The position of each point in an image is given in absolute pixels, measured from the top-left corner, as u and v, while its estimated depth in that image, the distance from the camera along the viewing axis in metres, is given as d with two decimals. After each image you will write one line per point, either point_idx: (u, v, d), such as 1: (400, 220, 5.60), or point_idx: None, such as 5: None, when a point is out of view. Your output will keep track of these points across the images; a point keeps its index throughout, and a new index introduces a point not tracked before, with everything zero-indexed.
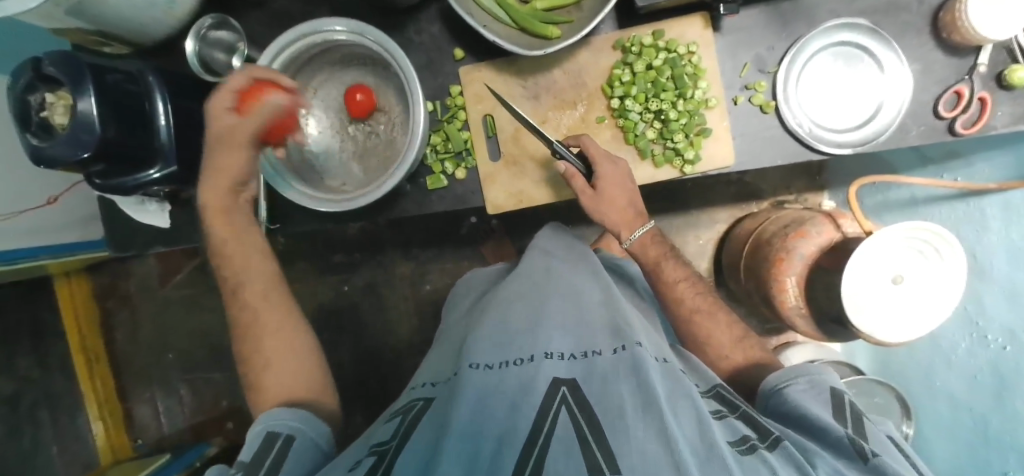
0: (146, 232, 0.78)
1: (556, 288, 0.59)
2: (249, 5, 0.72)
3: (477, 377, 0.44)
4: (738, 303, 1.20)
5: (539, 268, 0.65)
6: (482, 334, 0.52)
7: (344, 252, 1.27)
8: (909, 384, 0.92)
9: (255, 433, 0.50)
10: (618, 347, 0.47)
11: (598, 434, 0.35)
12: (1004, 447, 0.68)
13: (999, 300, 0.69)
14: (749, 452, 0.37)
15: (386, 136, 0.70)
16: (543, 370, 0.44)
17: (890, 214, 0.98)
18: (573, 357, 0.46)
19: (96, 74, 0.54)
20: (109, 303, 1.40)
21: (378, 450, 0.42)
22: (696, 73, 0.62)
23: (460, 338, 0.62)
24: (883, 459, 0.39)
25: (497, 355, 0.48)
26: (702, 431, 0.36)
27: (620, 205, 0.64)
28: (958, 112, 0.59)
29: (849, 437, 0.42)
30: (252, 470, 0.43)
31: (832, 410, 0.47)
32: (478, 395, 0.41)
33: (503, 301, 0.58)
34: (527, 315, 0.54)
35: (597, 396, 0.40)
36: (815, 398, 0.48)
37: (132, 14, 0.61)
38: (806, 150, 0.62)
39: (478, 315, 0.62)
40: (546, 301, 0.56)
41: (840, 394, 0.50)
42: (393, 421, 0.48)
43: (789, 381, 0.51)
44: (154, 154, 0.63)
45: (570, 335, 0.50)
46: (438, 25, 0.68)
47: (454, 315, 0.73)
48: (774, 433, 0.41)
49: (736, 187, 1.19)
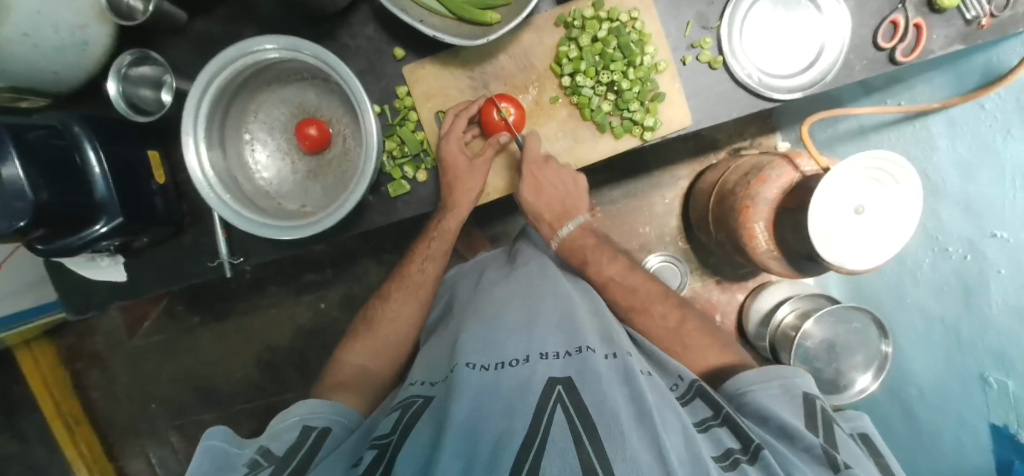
0: (98, 291, 0.74)
1: (548, 296, 0.61)
2: (167, 32, 0.67)
3: (474, 377, 0.46)
4: (709, 254, 1.24)
5: (535, 268, 0.69)
6: (477, 340, 0.53)
7: (316, 270, 1.26)
8: (883, 304, 0.97)
9: (289, 421, 0.49)
10: (610, 353, 0.50)
11: (593, 433, 0.35)
12: (977, 350, 0.72)
13: (956, 213, 0.73)
14: (731, 467, 0.38)
15: (339, 149, 0.68)
16: (539, 370, 0.45)
17: (842, 146, 1.01)
18: (568, 355, 0.48)
19: (17, 135, 0.49)
20: (79, 364, 1.34)
21: (378, 443, 0.43)
22: (641, 39, 0.61)
23: (454, 333, 0.61)
24: (854, 471, 0.39)
25: (493, 357, 0.49)
26: (689, 444, 0.38)
27: (550, 199, 0.69)
28: (896, 42, 0.59)
29: (822, 447, 0.42)
30: (287, 461, 0.43)
31: (807, 417, 0.47)
32: (476, 397, 0.42)
33: (498, 302, 0.61)
34: (519, 319, 0.56)
35: (593, 395, 0.40)
36: (787, 403, 0.49)
37: (40, 64, 0.56)
38: (758, 100, 0.62)
39: (471, 311, 0.63)
40: (540, 308, 0.58)
41: (813, 400, 0.49)
42: (392, 415, 0.47)
43: (762, 384, 0.52)
44: (96, 209, 0.59)
45: (562, 334, 0.52)
46: (372, 26, 0.65)
47: (452, 302, 0.73)
48: (757, 441, 0.41)
49: (693, 141, 1.21)
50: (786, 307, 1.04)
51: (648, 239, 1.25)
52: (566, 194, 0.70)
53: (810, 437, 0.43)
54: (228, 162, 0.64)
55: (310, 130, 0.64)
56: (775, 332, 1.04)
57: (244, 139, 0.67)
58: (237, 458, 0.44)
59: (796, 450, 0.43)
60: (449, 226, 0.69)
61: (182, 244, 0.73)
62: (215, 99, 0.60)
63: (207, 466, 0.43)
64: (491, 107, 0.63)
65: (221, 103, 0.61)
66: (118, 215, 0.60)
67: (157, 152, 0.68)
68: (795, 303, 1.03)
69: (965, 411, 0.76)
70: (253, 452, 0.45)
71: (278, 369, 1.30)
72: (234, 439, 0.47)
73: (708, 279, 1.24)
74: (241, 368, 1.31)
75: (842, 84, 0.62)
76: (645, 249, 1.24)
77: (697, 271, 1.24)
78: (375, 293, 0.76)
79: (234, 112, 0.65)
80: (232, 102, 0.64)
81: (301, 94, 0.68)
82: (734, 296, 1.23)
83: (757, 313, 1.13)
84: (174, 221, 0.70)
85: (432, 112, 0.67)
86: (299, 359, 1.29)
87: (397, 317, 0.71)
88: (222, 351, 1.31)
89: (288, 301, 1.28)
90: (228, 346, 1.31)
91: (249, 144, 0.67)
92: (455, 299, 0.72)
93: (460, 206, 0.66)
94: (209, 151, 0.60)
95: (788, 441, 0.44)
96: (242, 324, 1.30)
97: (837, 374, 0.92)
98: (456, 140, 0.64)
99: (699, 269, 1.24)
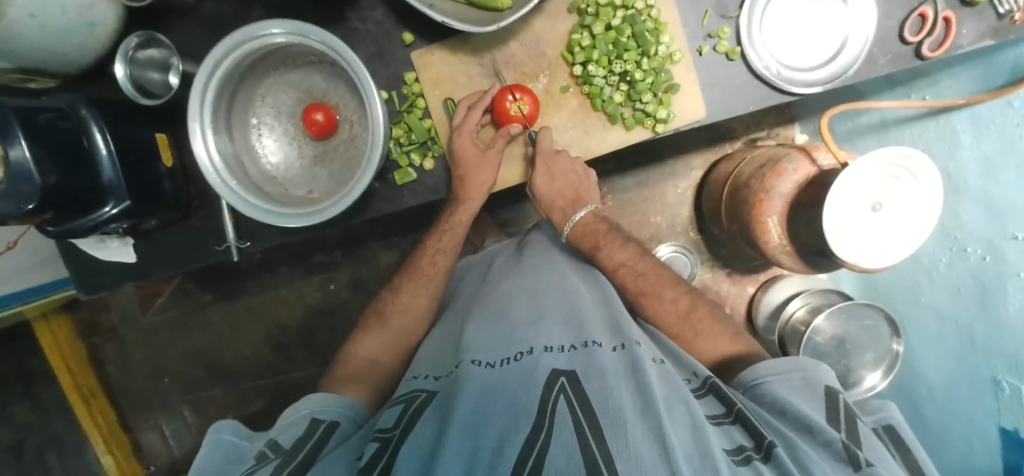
0: (109, 270, 0.75)
1: (558, 291, 0.60)
2: (174, 13, 0.66)
3: (480, 371, 0.46)
4: (720, 245, 1.22)
5: (545, 262, 0.68)
6: (485, 333, 0.53)
7: (325, 252, 1.27)
8: (896, 303, 0.95)
9: (300, 416, 0.51)
10: (618, 345, 0.50)
11: (597, 429, 0.35)
12: (991, 353, 0.71)
13: (978, 212, 0.71)
14: (744, 462, 0.37)
15: (346, 136, 0.67)
16: (544, 362, 0.45)
17: (862, 139, 0.99)
18: (573, 348, 0.48)
19: (24, 117, 0.49)
20: (95, 339, 1.37)
21: (380, 437, 0.43)
22: (657, 28, 0.59)
23: (462, 324, 0.61)
24: (876, 469, 0.38)
25: (499, 351, 0.49)
26: (698, 439, 0.37)
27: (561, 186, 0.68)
28: (924, 35, 0.57)
29: (843, 442, 0.41)
30: (293, 454, 0.44)
31: (826, 410, 0.45)
32: (480, 390, 0.42)
33: (505, 296, 0.61)
34: (526, 313, 0.55)
35: (596, 389, 0.40)
36: (803, 394, 0.48)
37: (48, 44, 0.56)
38: (776, 93, 0.60)
39: (482, 302, 0.63)
40: (548, 302, 0.58)
41: (834, 394, 0.48)
42: (394, 409, 0.48)
43: (784, 375, 0.50)
44: (103, 192, 0.59)
45: (569, 328, 0.52)
46: (381, 10, 0.64)
47: (462, 291, 0.73)
48: (769, 439, 0.39)
49: (708, 131, 1.18)
50: (797, 302, 1.03)
51: (658, 229, 1.23)
52: (576, 179, 0.69)
53: (831, 432, 0.42)
54: (235, 148, 0.64)
55: (317, 116, 0.63)
56: (784, 327, 1.04)
57: (251, 124, 0.66)
58: (246, 450, 0.46)
59: (816, 444, 0.42)
60: (458, 220, 0.70)
61: (191, 227, 0.73)
62: (221, 83, 0.59)
63: (218, 459, 0.45)
64: (504, 95, 0.62)
65: (227, 87, 0.61)
66: (126, 198, 0.60)
67: (164, 135, 0.68)
68: (806, 298, 1.02)
69: (974, 413, 0.74)
70: (263, 444, 0.46)
71: (287, 348, 1.32)
72: (244, 432, 0.48)
73: (718, 271, 1.23)
74: (252, 346, 1.33)
75: (864, 78, 0.60)
76: (655, 239, 1.23)
77: (707, 262, 1.23)
78: (387, 285, 0.76)
79: (240, 97, 0.64)
80: (238, 86, 0.63)
81: (308, 79, 0.67)
82: (744, 288, 1.22)
83: (768, 307, 1.12)
84: (182, 205, 0.70)
85: (443, 99, 0.66)
86: (309, 340, 1.30)
87: (406, 308, 0.71)
88: (233, 329, 1.34)
89: (298, 282, 1.29)
90: (239, 325, 1.33)
91: (256, 129, 0.67)
92: (465, 288, 0.72)
93: (473, 197, 0.66)
94: (215, 138, 0.60)
95: (807, 435, 0.43)
96: (252, 304, 1.32)
97: (846, 371, 0.91)
98: (467, 127, 0.63)
99: (710, 260, 1.23)
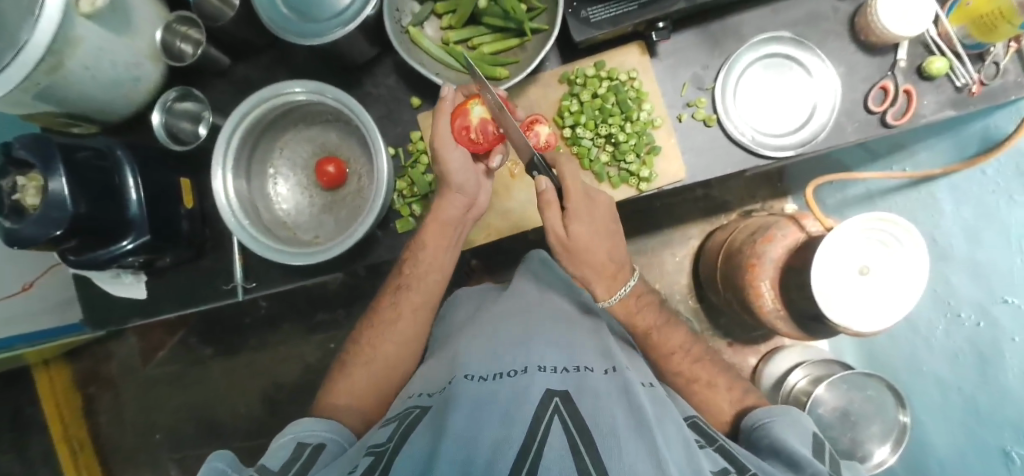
0: (119, 307, 0.78)
1: (552, 319, 0.61)
2: (212, 75, 0.74)
3: (472, 386, 0.46)
4: (720, 314, 1.22)
5: (533, 293, 0.70)
6: (477, 354, 0.53)
7: (327, 309, 1.29)
8: (899, 373, 0.93)
9: (284, 442, 0.51)
10: (607, 368, 0.51)
11: (591, 445, 0.35)
12: (995, 422, 0.67)
13: (965, 278, 0.72)
14: None
15: (354, 187, 0.72)
16: (536, 383, 0.45)
17: (851, 210, 1.02)
18: (566, 370, 0.48)
19: (66, 152, 0.55)
20: (91, 389, 1.37)
21: (375, 451, 0.43)
22: (639, 97, 0.65)
23: (453, 353, 0.61)
24: None
25: (491, 368, 0.50)
26: (689, 457, 0.38)
27: (600, 259, 0.59)
28: (887, 105, 0.62)
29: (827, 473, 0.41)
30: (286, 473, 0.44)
31: (811, 447, 0.46)
32: (472, 404, 0.42)
33: (498, 319, 0.62)
34: (516, 337, 0.56)
35: (589, 409, 0.40)
36: (798, 436, 0.47)
37: (96, 93, 0.63)
38: (751, 156, 0.64)
39: (471, 333, 0.63)
40: (539, 328, 0.58)
41: (821, 441, 0.48)
42: (388, 426, 0.47)
43: (773, 420, 0.50)
44: (126, 226, 0.63)
45: (561, 351, 0.52)
46: (393, 77, 0.71)
47: (450, 328, 0.73)
48: (751, 470, 0.40)
49: (703, 202, 1.23)
50: (800, 373, 1.01)
51: None
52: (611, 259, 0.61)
53: (817, 465, 0.42)
54: (252, 190, 0.69)
55: (328, 168, 0.69)
56: (788, 397, 1.01)
57: (268, 173, 0.72)
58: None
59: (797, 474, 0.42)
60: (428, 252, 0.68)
61: (202, 266, 0.77)
62: (245, 131, 0.65)
63: None
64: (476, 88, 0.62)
65: (250, 137, 0.67)
66: (145, 233, 0.64)
67: (188, 180, 0.73)
68: (808, 368, 1.00)
69: None
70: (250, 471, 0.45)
71: (281, 407, 1.30)
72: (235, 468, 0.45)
73: (718, 340, 1.21)
74: (246, 403, 1.32)
75: (835, 144, 0.64)
76: None
77: (708, 332, 1.22)
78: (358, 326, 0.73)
79: (262, 147, 0.71)
80: (260, 138, 0.70)
81: (324, 135, 0.73)
82: (745, 359, 1.20)
83: (770, 378, 1.09)
84: (196, 245, 0.74)
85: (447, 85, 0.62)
86: (303, 399, 1.28)
87: None
88: (231, 384, 1.33)
89: (297, 340, 1.30)
90: (235, 380, 1.33)
91: (272, 177, 0.73)
92: (451, 327, 0.73)
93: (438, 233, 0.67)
94: (234, 178, 0.65)
95: (793, 470, 0.42)
96: (250, 359, 1.32)
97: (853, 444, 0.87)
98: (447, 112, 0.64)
99: (710, 330, 1.22)
